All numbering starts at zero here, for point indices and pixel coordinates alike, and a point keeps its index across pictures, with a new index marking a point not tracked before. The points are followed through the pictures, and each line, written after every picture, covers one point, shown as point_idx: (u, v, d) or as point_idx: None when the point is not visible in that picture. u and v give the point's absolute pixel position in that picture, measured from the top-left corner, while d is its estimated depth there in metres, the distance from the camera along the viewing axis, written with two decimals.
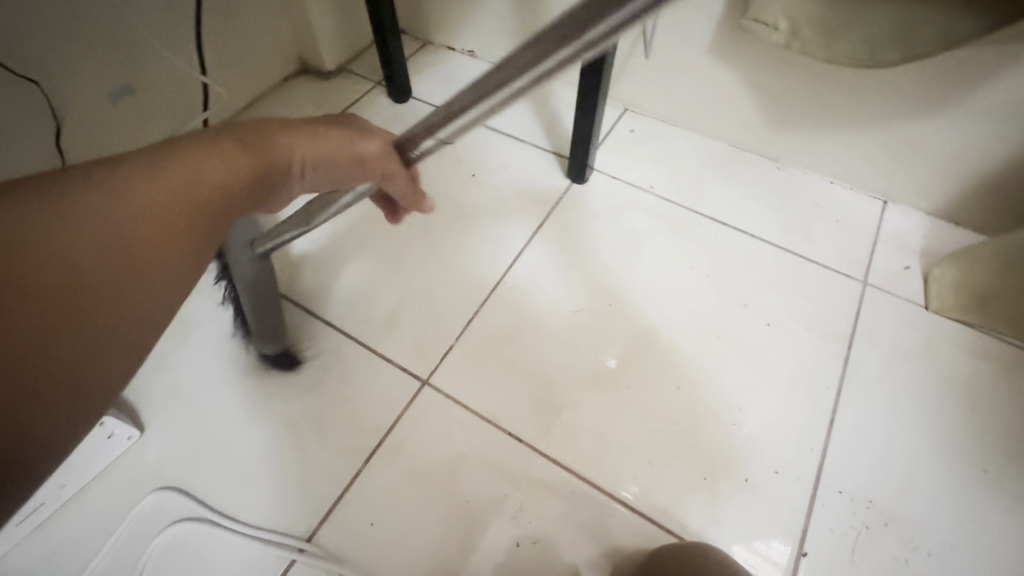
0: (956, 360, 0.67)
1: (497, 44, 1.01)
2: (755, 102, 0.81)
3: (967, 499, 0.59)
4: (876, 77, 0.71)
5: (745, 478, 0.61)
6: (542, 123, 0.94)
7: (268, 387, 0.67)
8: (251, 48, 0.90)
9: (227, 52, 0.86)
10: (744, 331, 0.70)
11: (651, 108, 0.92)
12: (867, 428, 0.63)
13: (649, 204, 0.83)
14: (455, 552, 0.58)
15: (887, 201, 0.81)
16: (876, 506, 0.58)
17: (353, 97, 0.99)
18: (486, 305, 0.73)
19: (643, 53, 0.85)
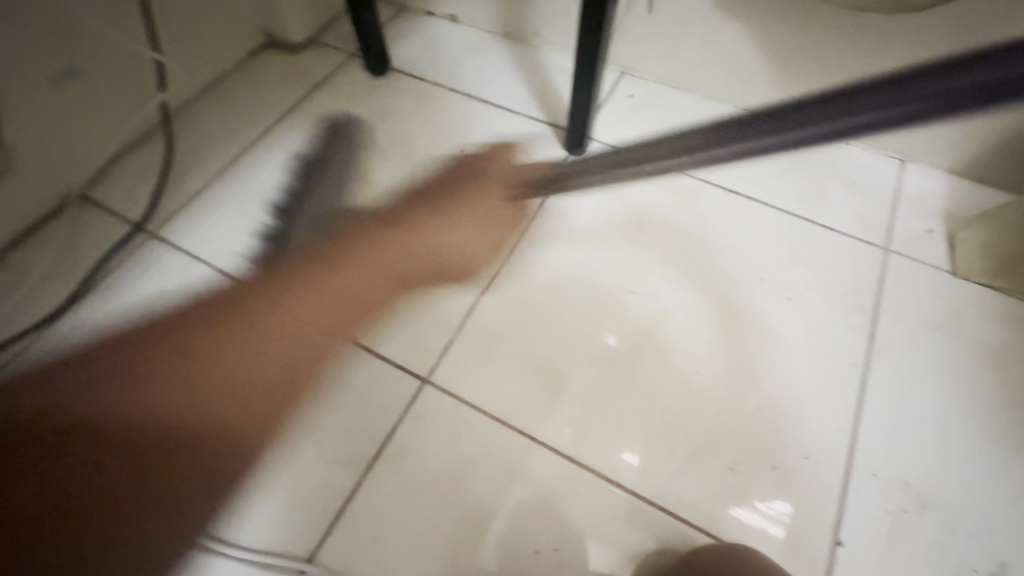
0: (987, 329, 0.63)
1: (479, 5, 0.92)
2: (764, 59, 0.75)
3: (1006, 475, 0.56)
4: (897, 25, 0.65)
5: (774, 466, 0.57)
6: (533, 92, 0.87)
7: (258, 396, 0.62)
8: (208, 21, 0.81)
9: (181, 25, 0.77)
10: (762, 308, 0.66)
11: (651, 70, 0.85)
12: (897, 407, 0.59)
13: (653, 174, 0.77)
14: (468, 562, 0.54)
15: (904, 160, 0.76)
16: (911, 488, 0.55)
17: (326, 71, 0.90)
18: (488, 293, 0.68)
19: (642, 8, 0.77)
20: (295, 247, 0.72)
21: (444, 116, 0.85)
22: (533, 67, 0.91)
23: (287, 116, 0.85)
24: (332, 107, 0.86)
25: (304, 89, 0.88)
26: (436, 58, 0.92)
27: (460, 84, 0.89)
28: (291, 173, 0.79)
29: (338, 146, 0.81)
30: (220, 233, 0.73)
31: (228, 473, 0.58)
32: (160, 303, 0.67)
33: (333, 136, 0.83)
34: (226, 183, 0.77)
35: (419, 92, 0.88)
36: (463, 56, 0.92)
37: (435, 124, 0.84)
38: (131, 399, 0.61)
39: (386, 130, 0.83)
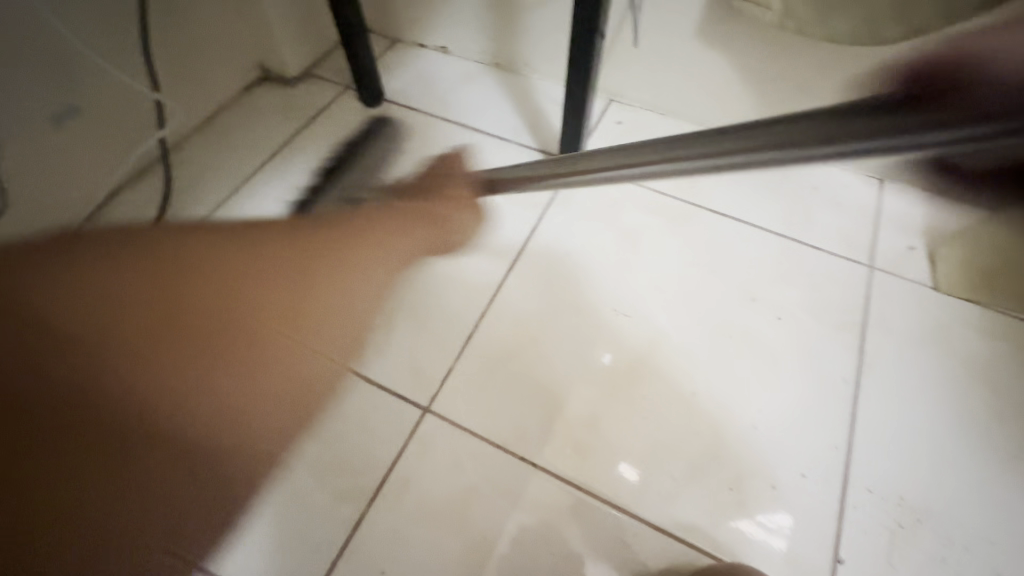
0: (971, 342, 0.66)
1: (470, 37, 0.95)
2: (746, 86, 0.78)
3: (997, 486, 0.57)
4: (870, 54, 0.69)
5: (773, 484, 0.58)
6: (525, 120, 0.90)
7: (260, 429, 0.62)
8: (205, 58, 0.83)
9: (180, 63, 0.79)
10: (753, 326, 0.67)
11: (638, 97, 0.88)
12: (889, 422, 0.61)
13: (644, 198, 0.79)
14: None
15: (883, 179, 0.79)
16: (907, 503, 0.56)
17: (322, 102, 0.92)
18: (487, 319, 0.69)
19: (628, 39, 0.81)
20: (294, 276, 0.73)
21: (438, 145, 0.87)
22: (524, 96, 0.93)
23: (284, 148, 0.86)
24: (328, 138, 0.88)
25: (300, 121, 0.90)
26: (429, 88, 0.95)
27: (453, 113, 0.91)
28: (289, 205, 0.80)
29: (334, 176, 0.83)
30: (219, 264, 0.74)
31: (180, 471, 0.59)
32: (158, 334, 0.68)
33: (329, 167, 0.84)
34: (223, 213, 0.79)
35: (413, 121, 0.90)
36: (455, 86, 0.95)
37: (430, 152, 0.86)
38: (140, 374, 0.65)
39: (382, 160, 0.85)
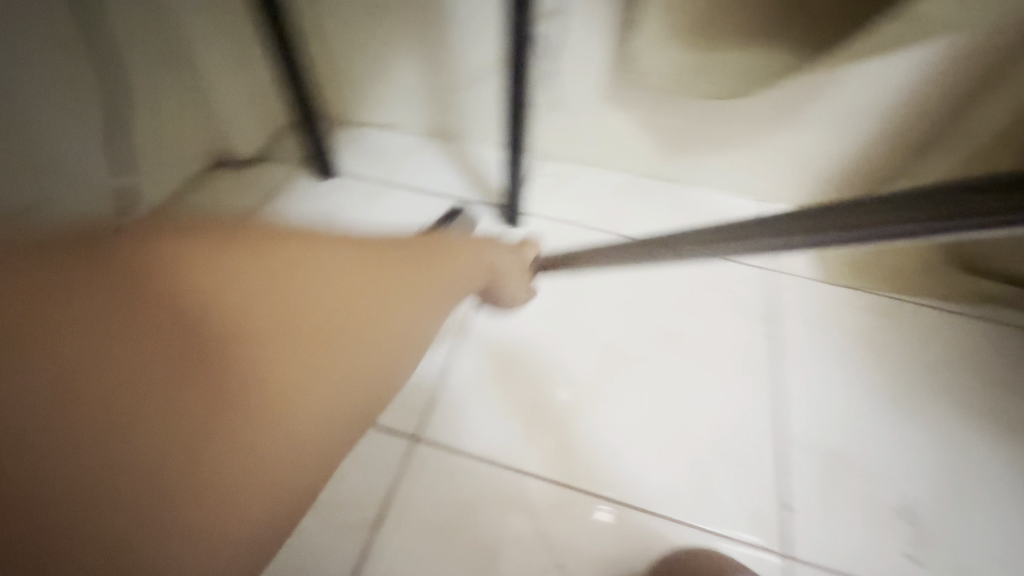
0: (858, 317, 0.81)
1: (412, 113, 1.08)
2: (650, 137, 0.95)
3: (888, 426, 0.72)
4: (739, 106, 0.86)
5: (725, 454, 0.68)
6: (468, 180, 1.02)
7: None
8: (164, 135, 0.84)
9: (144, 144, 0.81)
10: (689, 327, 0.79)
11: (562, 153, 1.03)
12: (807, 392, 0.74)
13: (579, 236, 0.94)
14: None
15: (768, 203, 0.98)
16: (825, 450, 0.69)
17: (280, 182, 1.02)
18: (458, 351, 0.74)
19: (549, 105, 0.96)
20: None
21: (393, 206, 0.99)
22: (465, 160, 1.06)
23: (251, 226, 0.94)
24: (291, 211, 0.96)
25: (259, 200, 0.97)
26: (380, 161, 1.06)
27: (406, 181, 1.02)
28: None
29: None
30: None
31: None
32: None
33: None
34: None
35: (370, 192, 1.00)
36: (403, 158, 1.07)
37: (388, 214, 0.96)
38: None
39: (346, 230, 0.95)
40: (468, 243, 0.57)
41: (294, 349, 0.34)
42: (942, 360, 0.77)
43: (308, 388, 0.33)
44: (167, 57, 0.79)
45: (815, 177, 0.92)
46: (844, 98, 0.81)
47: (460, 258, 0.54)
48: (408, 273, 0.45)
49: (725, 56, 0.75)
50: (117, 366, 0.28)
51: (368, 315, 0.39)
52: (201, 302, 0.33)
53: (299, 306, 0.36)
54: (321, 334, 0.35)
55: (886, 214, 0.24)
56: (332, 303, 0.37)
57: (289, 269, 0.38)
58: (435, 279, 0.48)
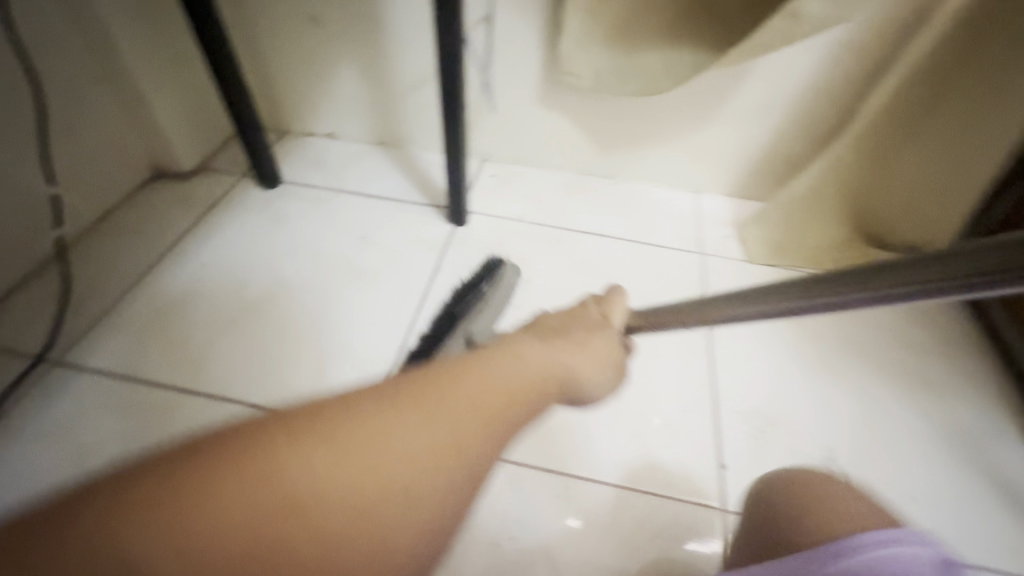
0: (778, 293, 0.89)
1: (355, 123, 1.10)
2: (585, 134, 1.01)
3: (820, 385, 0.76)
4: (661, 102, 0.93)
5: (665, 421, 0.71)
6: (414, 182, 1.04)
7: None
8: (98, 143, 0.87)
9: (78, 149, 0.83)
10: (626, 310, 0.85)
11: (505, 154, 1.07)
12: (741, 360, 0.78)
13: (527, 230, 0.96)
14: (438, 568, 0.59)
15: (700, 192, 1.05)
16: (759, 411, 0.73)
17: (221, 192, 1.00)
18: (408, 343, 0.79)
19: (487, 107, 1.00)
20: (220, 348, 0.78)
21: (337, 208, 0.98)
22: (410, 164, 1.09)
23: (188, 235, 0.92)
24: (233, 219, 0.95)
25: (198, 209, 0.96)
26: (324, 170, 1.06)
27: (350, 185, 1.03)
28: (204, 282, 0.86)
29: (246, 254, 0.90)
30: (137, 345, 0.77)
31: None
32: (165, 415, 0.71)
33: (237, 243, 0.92)
34: (131, 298, 0.82)
35: (314, 197, 1.00)
36: (348, 164, 1.08)
37: (334, 217, 0.97)
38: None
39: (286, 235, 0.93)
40: (583, 320, 0.53)
41: (434, 428, 0.29)
42: (854, 325, 0.85)
43: (432, 475, 0.28)
44: (97, 70, 0.85)
45: (739, 166, 0.99)
46: (753, 90, 0.88)
47: (593, 342, 0.49)
48: (558, 367, 0.41)
49: (639, 55, 0.81)
50: (243, 477, 0.25)
51: (520, 406, 0.35)
52: (409, 379, 0.32)
53: (472, 382, 0.33)
54: (480, 412, 0.32)
55: (894, 281, 0.28)
56: (481, 391, 0.33)
57: (490, 361, 0.36)
58: (570, 375, 0.42)
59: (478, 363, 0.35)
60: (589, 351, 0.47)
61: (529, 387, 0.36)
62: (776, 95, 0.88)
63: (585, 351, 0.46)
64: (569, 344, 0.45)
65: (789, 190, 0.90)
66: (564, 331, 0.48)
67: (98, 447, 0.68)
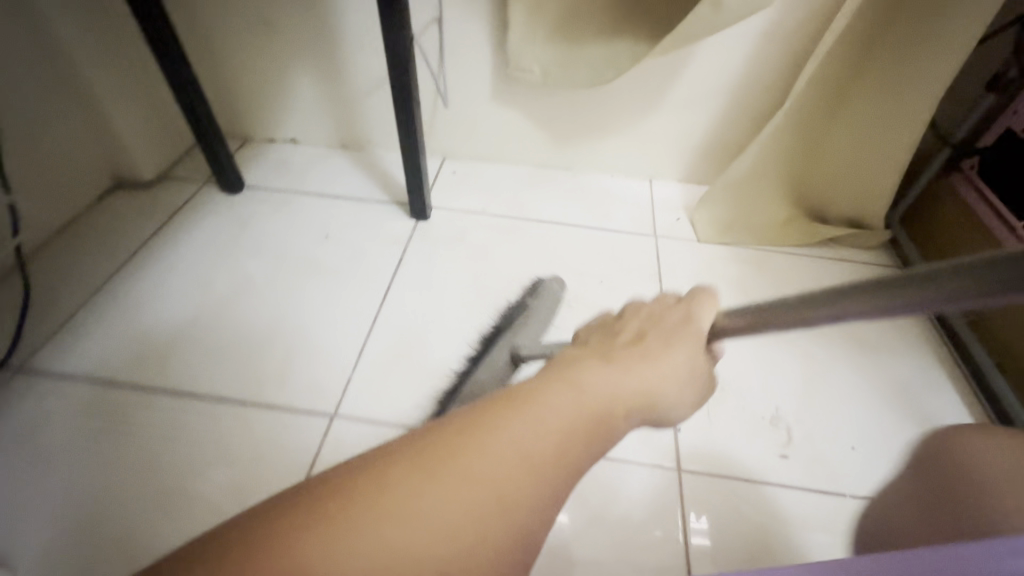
0: (727, 269, 0.94)
1: (316, 127, 1.13)
2: (539, 128, 1.05)
3: (766, 351, 0.81)
4: (609, 93, 0.98)
5: None
6: (376, 182, 1.07)
7: (175, 477, 0.67)
8: (54, 153, 0.87)
9: (33, 159, 0.83)
10: (584, 292, 0.88)
11: (463, 151, 1.10)
12: None
13: (487, 221, 0.99)
14: None
15: (652, 179, 1.09)
16: (711, 377, 0.77)
17: (183, 199, 1.01)
18: (371, 333, 0.81)
19: (443, 106, 1.04)
20: (186, 348, 0.79)
21: (301, 209, 1.00)
22: (372, 165, 1.11)
23: (152, 240, 0.93)
24: (196, 224, 0.96)
25: (161, 217, 0.97)
26: (287, 174, 1.08)
27: (313, 187, 1.05)
28: (169, 285, 0.87)
29: (211, 257, 0.91)
30: (101, 350, 0.77)
31: (99, 533, 0.62)
32: (131, 414, 0.71)
33: (201, 247, 0.93)
34: (95, 304, 0.83)
35: (278, 199, 1.02)
36: (310, 167, 1.10)
37: (298, 218, 0.98)
38: None
39: (250, 237, 0.95)
40: (658, 325, 0.40)
41: (481, 486, 0.27)
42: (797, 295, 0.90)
43: (480, 538, 0.25)
44: (51, 77, 0.85)
45: (686, 152, 1.04)
46: (693, 79, 0.93)
47: (673, 354, 0.37)
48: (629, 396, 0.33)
49: (583, 49, 0.85)
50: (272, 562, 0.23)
51: (585, 440, 0.30)
52: (449, 428, 0.29)
53: (524, 424, 0.29)
54: (526, 459, 0.28)
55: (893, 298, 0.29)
56: (536, 436, 0.28)
57: (546, 394, 0.31)
58: (645, 402, 0.34)
59: (532, 395, 0.31)
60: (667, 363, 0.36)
61: (593, 422, 0.31)
62: (716, 82, 0.93)
63: (671, 363, 0.37)
64: (643, 358, 0.36)
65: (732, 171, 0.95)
66: (638, 340, 0.38)
67: (65, 448, 0.68)
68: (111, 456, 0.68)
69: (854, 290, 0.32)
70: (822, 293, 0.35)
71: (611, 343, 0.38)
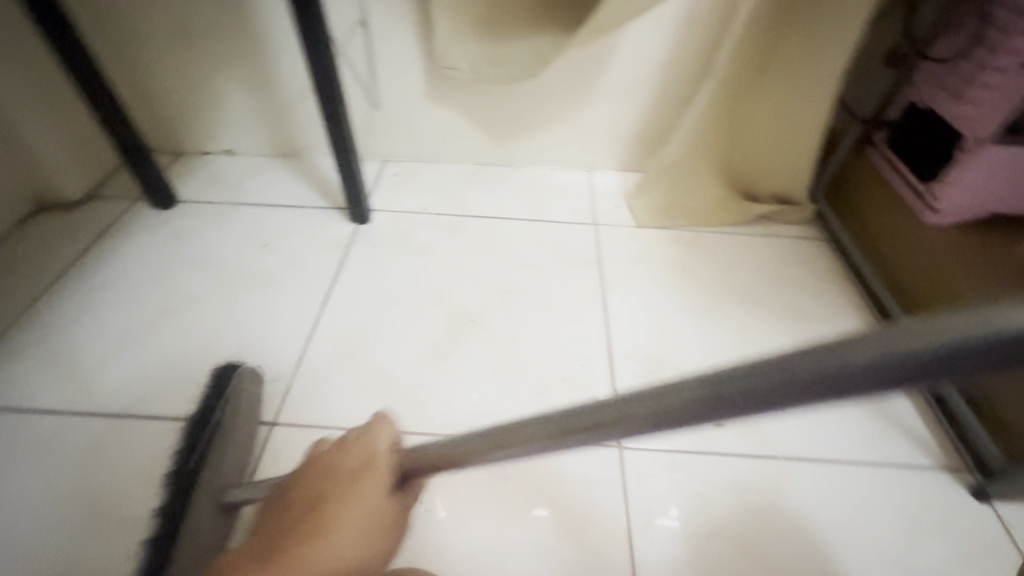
0: (665, 251, 0.96)
1: (251, 137, 1.11)
2: (476, 126, 1.06)
3: (704, 328, 0.84)
4: (540, 89, 1.00)
5: (565, 377, 0.76)
6: (316, 189, 1.05)
7: (105, 500, 0.64)
8: None
9: None
10: (526, 282, 0.89)
11: (403, 153, 1.10)
12: (632, 315, 0.85)
13: (428, 221, 0.99)
14: None
15: (592, 170, 1.11)
16: (652, 357, 0.79)
17: (113, 217, 0.98)
18: (311, 340, 0.80)
19: (378, 108, 1.04)
20: (116, 368, 0.76)
21: (238, 219, 0.98)
22: (310, 172, 1.10)
23: (78, 262, 0.90)
24: (126, 242, 0.94)
25: (88, 237, 0.94)
26: (223, 185, 1.06)
27: (250, 198, 1.03)
28: (97, 307, 0.84)
29: (143, 274, 0.89)
30: (26, 376, 0.75)
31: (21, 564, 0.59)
32: (55, 440, 0.68)
33: (132, 265, 0.90)
34: (17, 332, 0.79)
35: (213, 212, 1.00)
36: (247, 177, 1.08)
37: (234, 229, 0.97)
38: None
39: (184, 251, 0.93)
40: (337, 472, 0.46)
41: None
42: (732, 272, 0.93)
43: None
44: None
45: (622, 141, 1.07)
46: (619, 69, 0.96)
47: (360, 498, 0.44)
48: (331, 562, 0.42)
49: (506, 44, 0.86)
50: None
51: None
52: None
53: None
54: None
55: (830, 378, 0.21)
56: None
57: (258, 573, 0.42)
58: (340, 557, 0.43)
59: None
60: (357, 521, 0.44)
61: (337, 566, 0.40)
62: (642, 71, 0.96)
63: (355, 516, 0.44)
64: (321, 531, 0.43)
65: (664, 157, 0.98)
66: (321, 511, 0.44)
67: None
68: (34, 485, 0.65)
69: (720, 386, 0.25)
70: (682, 378, 0.27)
71: (303, 507, 0.45)
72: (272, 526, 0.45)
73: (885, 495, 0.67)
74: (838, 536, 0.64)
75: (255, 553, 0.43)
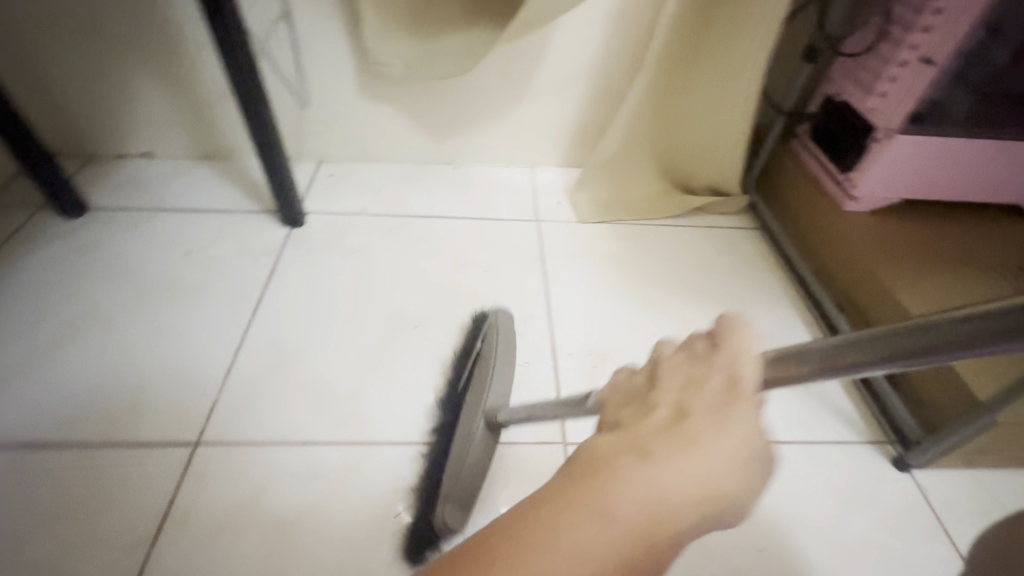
0: (607, 245, 0.97)
1: (171, 139, 1.04)
2: (414, 125, 1.03)
3: (645, 320, 0.85)
4: (476, 86, 0.99)
5: (508, 376, 0.75)
6: (245, 192, 1.00)
7: (6, 538, 0.58)
8: None
9: None
10: (469, 282, 0.88)
11: (338, 153, 1.06)
12: (575, 310, 0.85)
13: (365, 223, 0.96)
14: (280, 562, 0.58)
15: (534, 167, 1.11)
16: (595, 351, 0.80)
17: (12, 229, 0.89)
18: (239, 352, 0.75)
19: (308, 107, 0.99)
20: (16, 393, 0.69)
21: (157, 227, 0.92)
22: (238, 174, 1.04)
23: None
24: (27, 255, 0.86)
25: None
26: (140, 191, 0.98)
27: (171, 203, 0.96)
28: None
29: (49, 289, 0.81)
30: None
31: None
32: None
33: (34, 280, 0.82)
34: None
35: (129, 219, 0.93)
36: (167, 182, 1.01)
37: (154, 237, 0.90)
38: None
39: (95, 262, 0.85)
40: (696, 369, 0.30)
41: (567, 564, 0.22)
42: (671, 264, 0.95)
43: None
44: None
45: (563, 137, 1.07)
46: (555, 65, 0.96)
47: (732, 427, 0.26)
48: (675, 502, 0.24)
49: (438, 41, 0.85)
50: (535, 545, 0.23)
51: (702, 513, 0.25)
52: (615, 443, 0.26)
53: (618, 507, 0.24)
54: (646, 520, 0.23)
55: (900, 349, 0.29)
56: (600, 533, 0.23)
57: (619, 475, 0.25)
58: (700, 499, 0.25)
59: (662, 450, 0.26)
60: (725, 451, 0.26)
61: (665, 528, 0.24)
62: (579, 66, 0.96)
63: (721, 445, 0.26)
64: (681, 450, 0.26)
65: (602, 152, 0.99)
66: (677, 423, 0.27)
67: None
68: None
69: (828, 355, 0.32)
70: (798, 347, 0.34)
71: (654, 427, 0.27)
72: (628, 427, 0.28)
73: (815, 472, 0.70)
74: (774, 515, 0.66)
75: (608, 444, 0.27)
